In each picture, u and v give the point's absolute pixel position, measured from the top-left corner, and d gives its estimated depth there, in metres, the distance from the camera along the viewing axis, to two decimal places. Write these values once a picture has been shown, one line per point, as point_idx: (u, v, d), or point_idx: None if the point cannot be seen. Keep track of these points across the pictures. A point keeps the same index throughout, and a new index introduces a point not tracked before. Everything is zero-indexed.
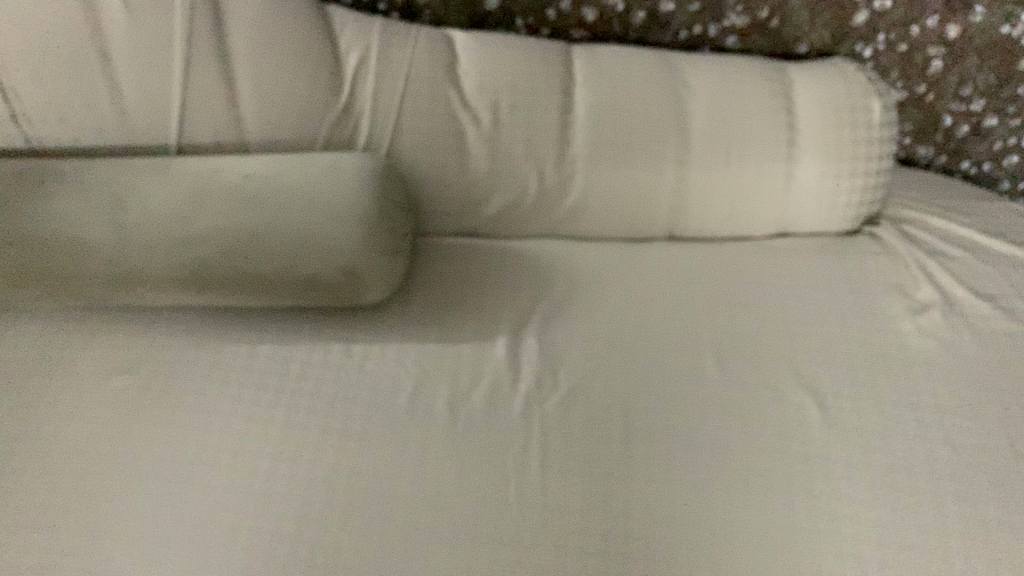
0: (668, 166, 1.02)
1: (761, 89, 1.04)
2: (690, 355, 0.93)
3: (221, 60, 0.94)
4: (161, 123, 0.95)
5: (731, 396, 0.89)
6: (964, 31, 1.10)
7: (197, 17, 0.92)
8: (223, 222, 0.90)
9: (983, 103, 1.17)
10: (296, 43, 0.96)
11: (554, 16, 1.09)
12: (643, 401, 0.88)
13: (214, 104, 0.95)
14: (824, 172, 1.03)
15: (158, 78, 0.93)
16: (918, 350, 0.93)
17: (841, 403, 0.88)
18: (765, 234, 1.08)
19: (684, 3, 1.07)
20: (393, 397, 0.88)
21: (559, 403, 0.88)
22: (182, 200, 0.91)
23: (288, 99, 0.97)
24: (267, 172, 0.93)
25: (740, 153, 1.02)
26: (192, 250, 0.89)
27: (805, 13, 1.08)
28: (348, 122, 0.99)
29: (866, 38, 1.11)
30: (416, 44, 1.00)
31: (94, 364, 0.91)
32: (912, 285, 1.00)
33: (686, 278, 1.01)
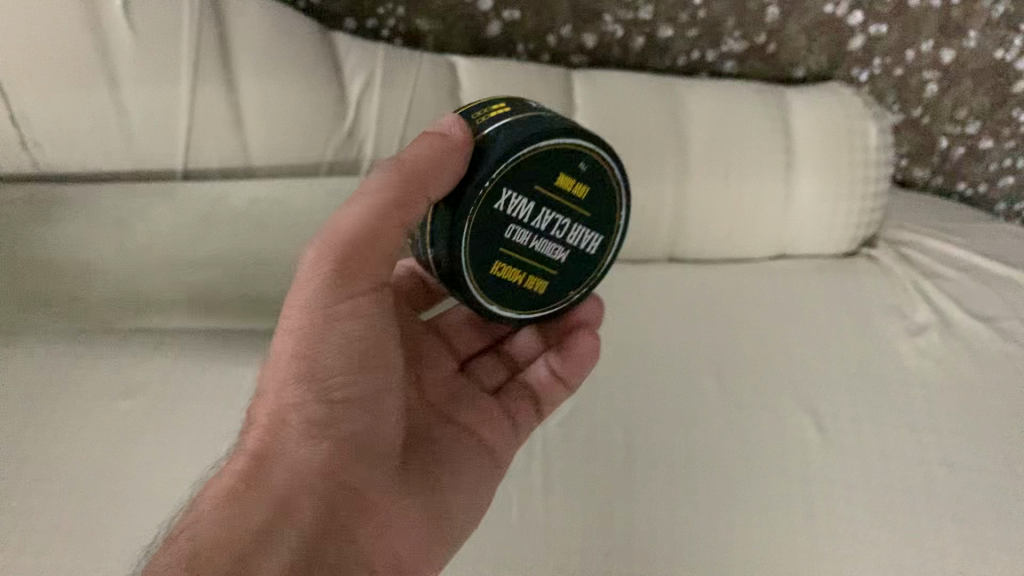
0: (667, 184, 1.02)
1: (759, 112, 1.05)
2: (691, 376, 0.93)
3: (227, 84, 0.95)
4: (168, 147, 0.97)
5: (731, 416, 0.90)
6: (958, 55, 1.12)
7: (205, 42, 0.94)
8: (231, 245, 0.94)
9: (978, 125, 1.19)
10: (302, 68, 0.98)
11: (554, 42, 1.10)
12: (644, 422, 0.89)
13: (220, 128, 0.97)
14: (823, 193, 1.05)
15: (166, 102, 0.94)
16: (917, 371, 0.94)
17: (839, 424, 0.89)
18: (764, 256, 1.09)
19: (683, 28, 1.09)
20: None
21: (561, 424, 0.89)
22: (189, 224, 0.93)
23: (294, 123, 0.98)
24: (271, 197, 0.96)
25: (739, 173, 1.03)
26: (201, 274, 0.93)
27: (802, 38, 1.10)
28: (352, 145, 1.01)
29: (862, 62, 1.13)
30: (420, 69, 1.02)
31: (99, 387, 0.92)
32: (910, 306, 1.01)
33: (687, 298, 1.02)
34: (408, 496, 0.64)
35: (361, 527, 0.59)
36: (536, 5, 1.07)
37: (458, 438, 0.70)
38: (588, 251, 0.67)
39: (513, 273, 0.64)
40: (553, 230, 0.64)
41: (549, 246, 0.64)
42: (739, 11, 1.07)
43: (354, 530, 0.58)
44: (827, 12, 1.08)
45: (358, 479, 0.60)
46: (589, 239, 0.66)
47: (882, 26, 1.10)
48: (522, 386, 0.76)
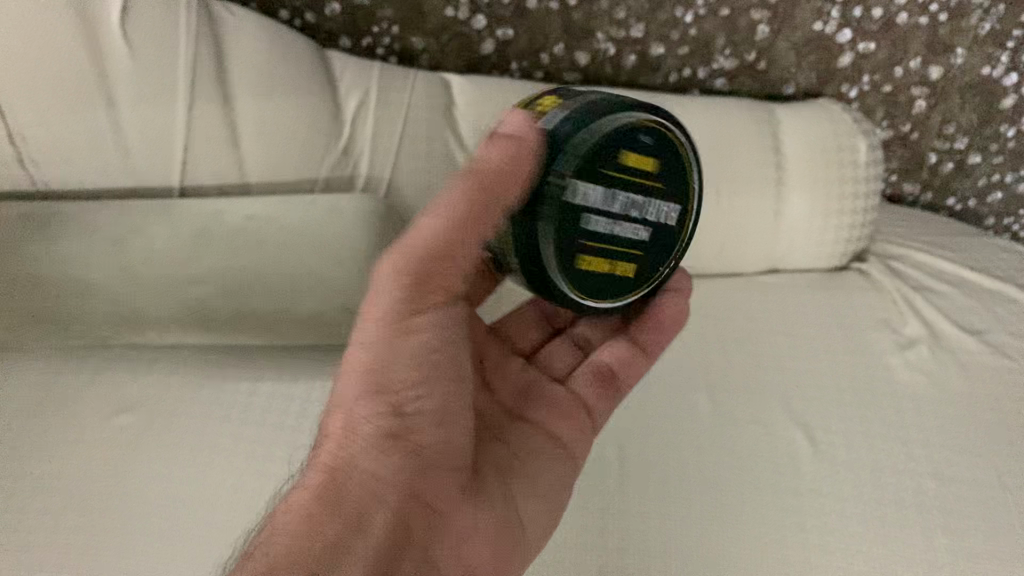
0: None
1: (750, 131, 1.06)
2: (683, 390, 0.94)
3: (223, 103, 0.96)
4: (164, 165, 0.98)
5: (724, 430, 0.90)
6: (946, 72, 1.13)
7: (201, 62, 0.95)
8: (224, 262, 0.93)
9: (967, 140, 1.20)
10: (298, 87, 0.99)
11: (547, 59, 1.12)
12: (638, 436, 0.90)
13: (216, 146, 0.97)
14: (812, 210, 1.06)
15: (162, 119, 0.95)
16: (907, 385, 0.94)
17: (831, 437, 0.90)
18: (756, 270, 1.10)
19: (674, 46, 1.10)
20: None
21: None
22: (185, 242, 0.93)
23: (290, 140, 0.99)
24: (268, 212, 0.95)
25: (730, 192, 1.04)
26: (196, 291, 0.92)
27: (791, 56, 1.12)
28: (348, 162, 1.02)
29: (851, 79, 1.14)
30: (414, 87, 1.04)
31: (96, 404, 0.92)
32: (900, 320, 1.02)
33: None
34: (478, 508, 0.66)
35: (427, 535, 0.62)
36: (529, 24, 1.08)
37: (526, 439, 0.73)
38: (669, 223, 0.67)
39: (600, 260, 0.64)
40: (632, 212, 0.64)
41: (631, 229, 0.65)
42: (728, 30, 1.09)
43: (424, 539, 0.62)
44: (816, 29, 1.09)
45: (425, 482, 0.63)
46: (668, 212, 0.67)
47: (870, 43, 1.11)
48: (588, 374, 0.79)
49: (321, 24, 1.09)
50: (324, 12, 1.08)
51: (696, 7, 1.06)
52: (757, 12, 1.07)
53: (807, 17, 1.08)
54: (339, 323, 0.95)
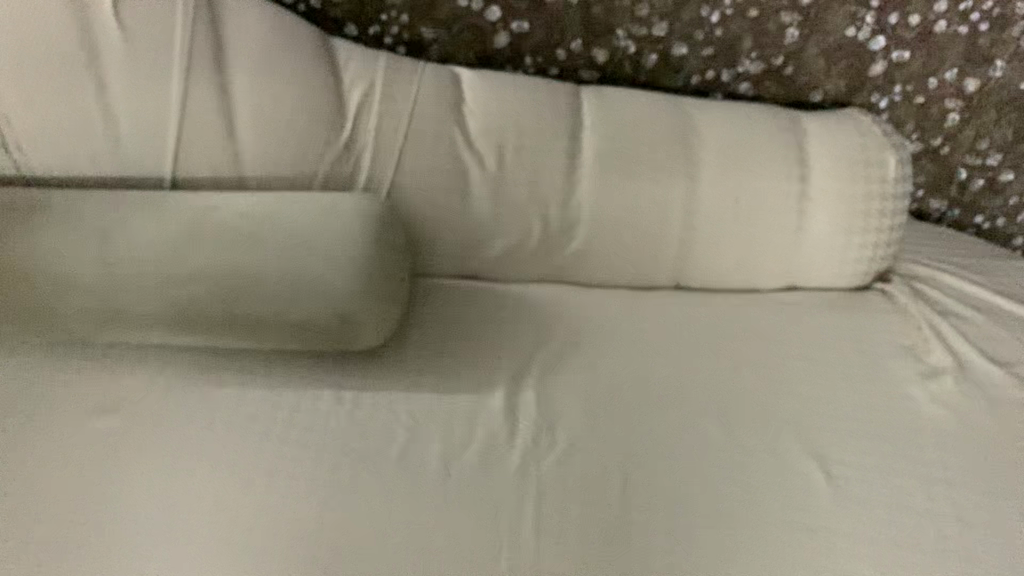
0: (676, 215, 1.00)
1: (774, 141, 1.01)
2: (693, 413, 0.89)
3: (220, 93, 0.92)
4: (157, 155, 0.92)
5: (735, 460, 0.85)
6: (982, 85, 1.08)
7: (197, 48, 0.91)
8: (215, 260, 0.86)
9: (999, 158, 1.15)
10: (300, 76, 0.94)
11: (562, 56, 1.06)
12: (644, 462, 0.85)
13: (210, 135, 0.92)
14: (835, 227, 1.01)
15: (155, 106, 0.90)
16: (930, 420, 0.89)
17: (847, 473, 0.84)
18: (774, 287, 1.05)
19: (698, 46, 1.05)
20: (383, 449, 0.85)
21: (557, 461, 0.84)
22: (173, 238, 0.86)
23: (288, 133, 0.94)
24: (261, 209, 0.89)
25: (749, 204, 1.00)
26: (180, 292, 0.86)
27: (821, 62, 1.06)
28: (350, 158, 0.96)
29: (883, 88, 1.08)
30: (422, 81, 0.98)
31: (75, 405, 0.88)
32: (924, 349, 0.96)
33: (693, 328, 0.98)
34: None
35: None
36: (545, 18, 1.03)
37: None
38: None
39: None
40: None
41: None
42: (755, 32, 1.04)
43: None
44: (848, 35, 1.04)
45: None
46: None
47: (905, 52, 1.05)
48: None
49: (327, 9, 1.03)
50: None
51: (724, 6, 1.02)
52: (786, 15, 1.02)
53: (839, 21, 1.03)
54: (334, 329, 0.87)
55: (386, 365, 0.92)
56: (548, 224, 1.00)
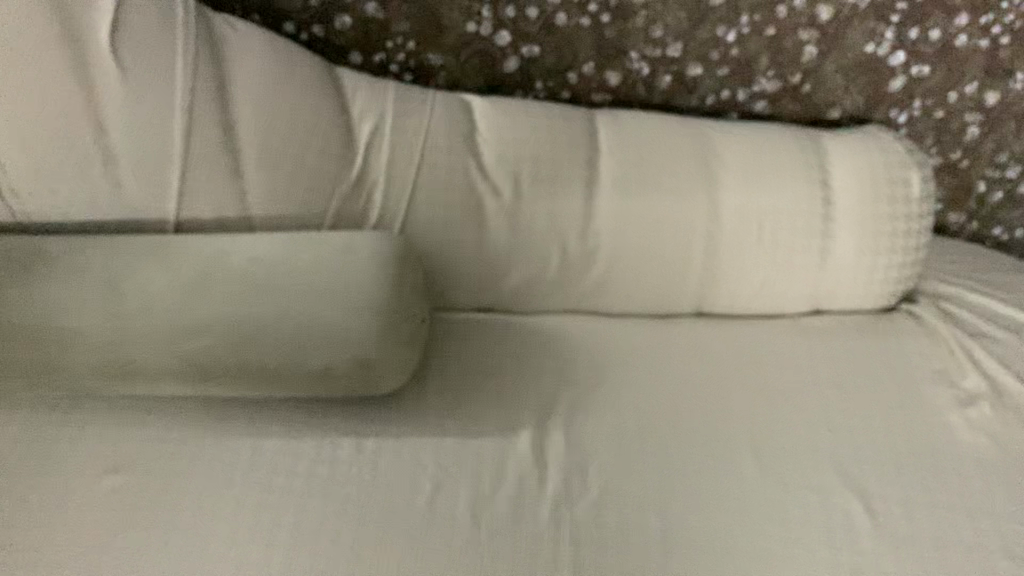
0: (698, 241, 0.97)
1: (796, 162, 0.99)
2: (727, 450, 0.86)
3: (225, 130, 0.88)
4: (159, 197, 0.88)
5: (775, 498, 0.82)
6: (1003, 98, 1.07)
7: (199, 83, 0.87)
8: (229, 309, 0.82)
9: (1019, 169, 1.13)
10: (307, 110, 0.90)
11: (574, 79, 1.03)
12: (682, 503, 0.82)
13: (216, 174, 0.88)
14: (861, 249, 0.99)
15: (156, 145, 0.86)
16: (969, 448, 0.87)
17: (891, 508, 0.82)
18: (799, 312, 1.02)
19: (713, 66, 1.02)
20: (410, 499, 0.81)
21: (591, 505, 0.81)
22: (184, 287, 0.83)
23: (296, 170, 0.90)
24: (275, 255, 0.85)
25: (772, 228, 0.98)
26: (192, 342, 0.81)
27: (839, 79, 1.03)
28: (361, 194, 0.93)
29: (902, 104, 1.06)
30: (433, 112, 0.95)
31: (84, 462, 0.84)
32: (958, 373, 0.94)
33: (720, 358, 0.96)
34: None
35: None
36: (557, 41, 1.00)
37: None
38: None
39: None
40: None
41: None
42: (773, 50, 1.01)
43: None
44: (867, 51, 1.02)
45: None
46: None
47: (924, 66, 1.03)
48: None
49: (330, 37, 1.00)
50: (334, 25, 0.99)
51: (741, 25, 0.99)
52: (805, 32, 1.00)
53: (858, 38, 1.01)
54: (354, 377, 0.82)
55: (407, 409, 0.89)
56: (567, 254, 0.96)
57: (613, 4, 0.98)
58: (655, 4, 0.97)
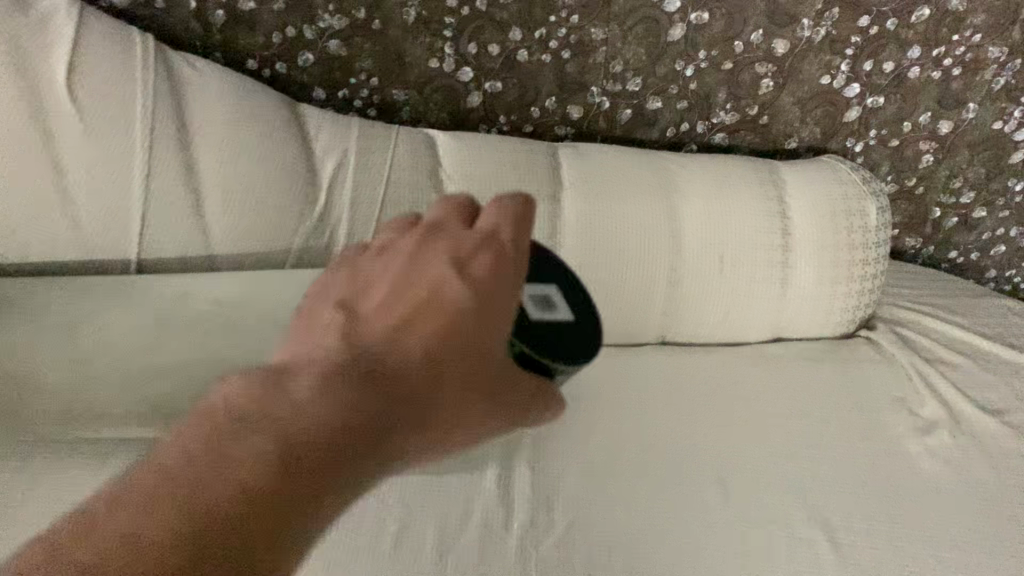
0: (661, 273, 0.97)
1: (755, 194, 1.01)
2: (693, 484, 0.87)
3: (186, 170, 0.87)
4: (120, 238, 0.87)
5: (740, 532, 0.83)
6: (957, 126, 1.09)
7: (160, 126, 0.86)
8: (193, 351, 0.81)
9: (972, 196, 1.17)
10: (270, 150, 0.90)
11: (537, 114, 1.05)
12: (648, 537, 0.82)
13: (177, 214, 0.87)
14: (820, 279, 1.01)
15: (116, 186, 0.85)
16: (929, 476, 0.89)
17: (853, 538, 0.83)
18: (761, 339, 1.05)
19: (673, 101, 1.04)
20: (376, 540, 0.80)
21: (557, 543, 0.80)
22: (149, 329, 0.82)
23: (259, 210, 0.89)
24: (237, 295, 0.84)
25: (733, 260, 0.99)
26: (158, 384, 0.80)
27: (796, 112, 1.06)
28: (324, 232, 0.92)
29: (857, 134, 1.09)
30: (396, 149, 0.96)
31: (41, 506, 0.82)
32: (917, 401, 0.97)
33: (686, 389, 0.97)
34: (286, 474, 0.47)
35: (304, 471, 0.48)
36: (519, 77, 1.01)
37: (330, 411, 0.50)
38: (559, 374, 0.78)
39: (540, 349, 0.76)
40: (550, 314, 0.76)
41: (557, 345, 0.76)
42: (731, 84, 1.03)
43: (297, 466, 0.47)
44: (823, 83, 1.04)
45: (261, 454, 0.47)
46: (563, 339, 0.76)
47: (879, 98, 1.05)
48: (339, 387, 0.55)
49: (292, 73, 0.99)
50: (297, 62, 0.98)
51: (699, 60, 1.01)
52: (761, 65, 1.01)
53: (814, 70, 1.02)
54: None
55: None
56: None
57: (573, 41, 0.98)
58: (614, 41, 0.98)
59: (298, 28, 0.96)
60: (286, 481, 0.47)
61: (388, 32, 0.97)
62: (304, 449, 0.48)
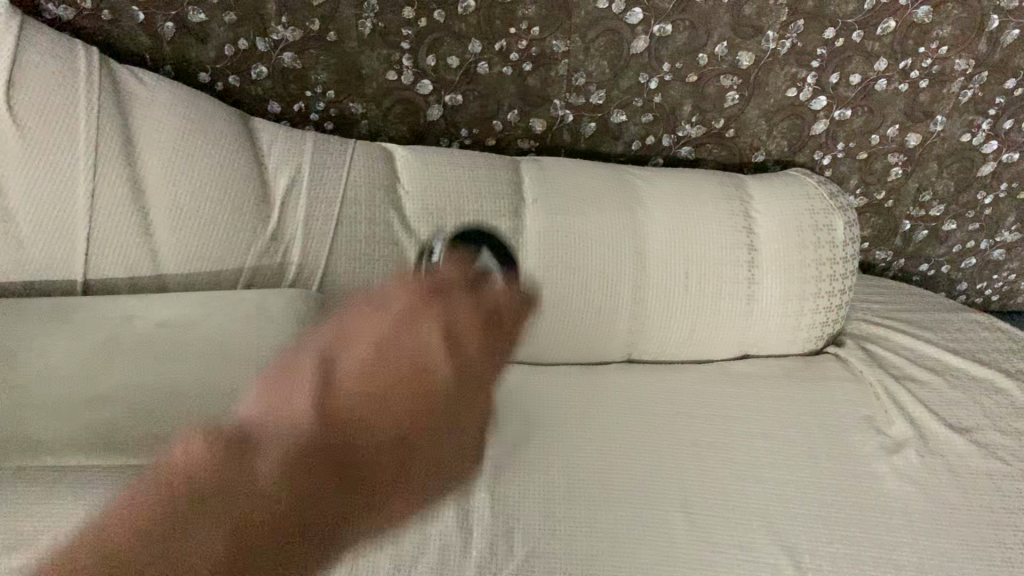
0: (625, 291, 0.96)
1: (720, 208, 0.99)
2: (658, 509, 0.84)
3: (131, 186, 0.82)
4: (62, 261, 0.81)
5: (707, 558, 0.80)
6: (924, 139, 1.09)
7: (104, 140, 0.81)
8: (136, 378, 0.75)
9: (943, 208, 1.18)
10: (220, 167, 0.87)
11: (499, 126, 1.05)
12: (610, 561, 0.78)
13: (123, 233, 0.82)
14: (787, 295, 0.99)
15: (58, 202, 0.80)
16: (898, 496, 0.87)
17: (820, 564, 0.80)
18: (728, 356, 1.04)
19: (637, 114, 1.04)
20: (329, 570, 0.74)
21: (516, 572, 0.77)
22: (89, 359, 0.75)
23: (209, 229, 0.85)
24: (178, 321, 0.81)
25: (698, 277, 0.97)
26: (99, 413, 0.72)
27: (762, 125, 1.06)
28: (277, 250, 0.89)
29: (823, 147, 1.09)
30: (352, 164, 0.94)
31: None
32: (885, 421, 0.96)
33: (650, 408, 0.96)
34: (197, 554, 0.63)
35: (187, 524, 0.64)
36: (480, 89, 1.01)
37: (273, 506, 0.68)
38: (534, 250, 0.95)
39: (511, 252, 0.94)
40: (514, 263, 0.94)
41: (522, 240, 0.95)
42: (696, 97, 1.02)
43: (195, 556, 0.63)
44: (789, 96, 1.02)
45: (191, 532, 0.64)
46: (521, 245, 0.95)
47: (847, 110, 1.05)
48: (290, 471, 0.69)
49: (246, 86, 0.98)
50: (250, 76, 0.97)
51: (663, 73, 0.99)
52: (726, 78, 1.00)
53: (780, 83, 1.01)
54: None
55: None
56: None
57: (535, 54, 0.97)
58: (576, 53, 0.97)
59: (250, 39, 0.94)
60: (304, 504, 0.69)
61: (343, 43, 0.95)
62: (250, 531, 0.66)
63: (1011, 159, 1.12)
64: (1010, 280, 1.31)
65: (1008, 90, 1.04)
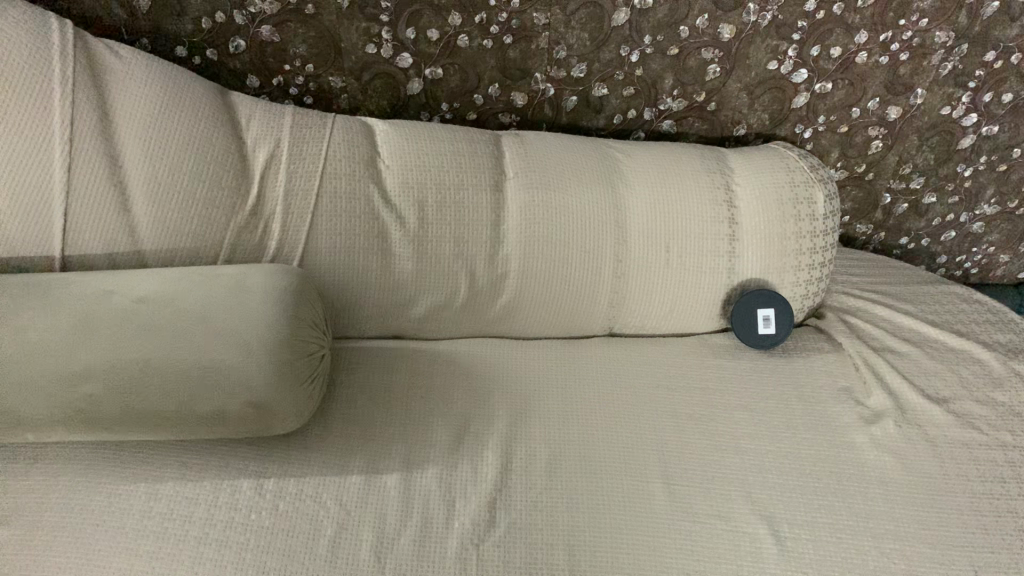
0: (606, 265, 0.97)
1: (701, 181, 0.99)
2: (638, 480, 0.84)
3: (109, 160, 0.81)
4: (38, 238, 0.79)
5: (689, 530, 0.80)
6: (904, 112, 1.09)
7: (80, 113, 0.80)
8: (114, 353, 0.73)
9: (922, 181, 1.19)
10: (198, 139, 0.85)
11: (480, 100, 1.05)
12: (591, 535, 0.79)
13: (101, 208, 0.81)
14: (767, 267, 1.00)
15: (33, 178, 0.78)
16: (876, 466, 0.88)
17: (798, 533, 0.81)
18: (708, 329, 1.06)
19: (618, 88, 1.04)
20: (311, 543, 0.75)
21: (498, 544, 0.77)
22: (65, 333, 0.73)
23: (187, 202, 0.84)
24: (159, 293, 0.77)
25: (679, 250, 0.98)
26: (75, 390, 0.72)
27: (744, 99, 1.06)
28: (258, 225, 0.88)
29: (805, 120, 1.10)
30: (333, 136, 0.92)
31: None
32: (864, 392, 0.97)
33: (633, 381, 0.97)
34: None
35: None
36: (460, 63, 1.00)
37: None
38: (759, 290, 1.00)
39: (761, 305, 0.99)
40: (767, 314, 0.99)
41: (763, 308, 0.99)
42: (677, 70, 1.02)
43: None
44: (771, 69, 1.02)
45: None
46: (765, 312, 0.99)
47: (828, 83, 1.05)
48: None
49: (224, 61, 0.98)
50: (229, 49, 0.97)
51: (644, 45, 0.99)
52: (707, 51, 1.00)
53: (761, 56, 1.01)
54: (247, 422, 0.75)
55: (313, 445, 0.85)
56: (760, 320, 0.99)
57: (515, 26, 0.97)
58: (558, 26, 0.97)
59: (227, 13, 0.93)
60: None
61: (321, 17, 0.94)
62: None
63: (991, 132, 1.12)
64: (990, 253, 1.32)
65: (989, 62, 1.03)
